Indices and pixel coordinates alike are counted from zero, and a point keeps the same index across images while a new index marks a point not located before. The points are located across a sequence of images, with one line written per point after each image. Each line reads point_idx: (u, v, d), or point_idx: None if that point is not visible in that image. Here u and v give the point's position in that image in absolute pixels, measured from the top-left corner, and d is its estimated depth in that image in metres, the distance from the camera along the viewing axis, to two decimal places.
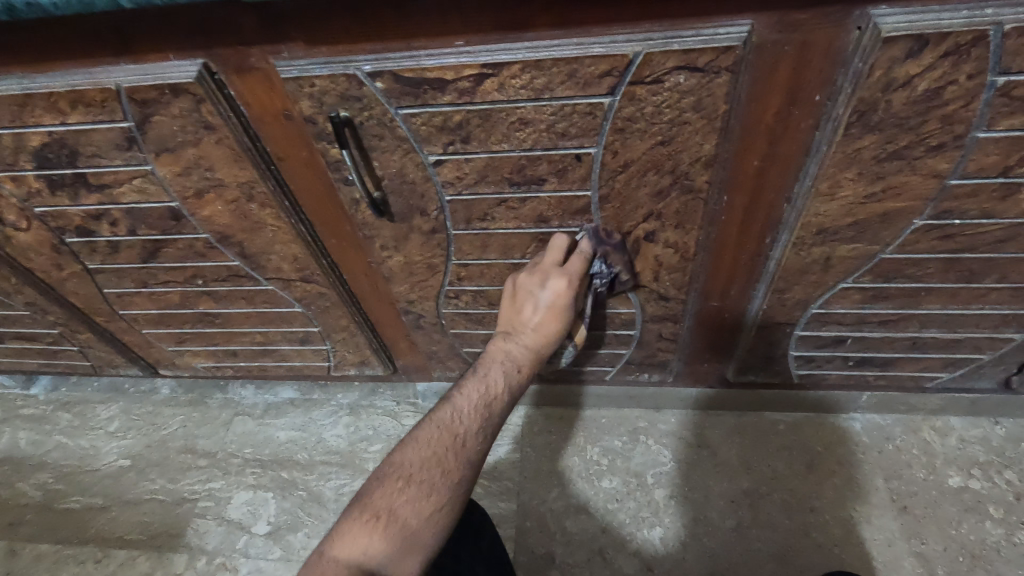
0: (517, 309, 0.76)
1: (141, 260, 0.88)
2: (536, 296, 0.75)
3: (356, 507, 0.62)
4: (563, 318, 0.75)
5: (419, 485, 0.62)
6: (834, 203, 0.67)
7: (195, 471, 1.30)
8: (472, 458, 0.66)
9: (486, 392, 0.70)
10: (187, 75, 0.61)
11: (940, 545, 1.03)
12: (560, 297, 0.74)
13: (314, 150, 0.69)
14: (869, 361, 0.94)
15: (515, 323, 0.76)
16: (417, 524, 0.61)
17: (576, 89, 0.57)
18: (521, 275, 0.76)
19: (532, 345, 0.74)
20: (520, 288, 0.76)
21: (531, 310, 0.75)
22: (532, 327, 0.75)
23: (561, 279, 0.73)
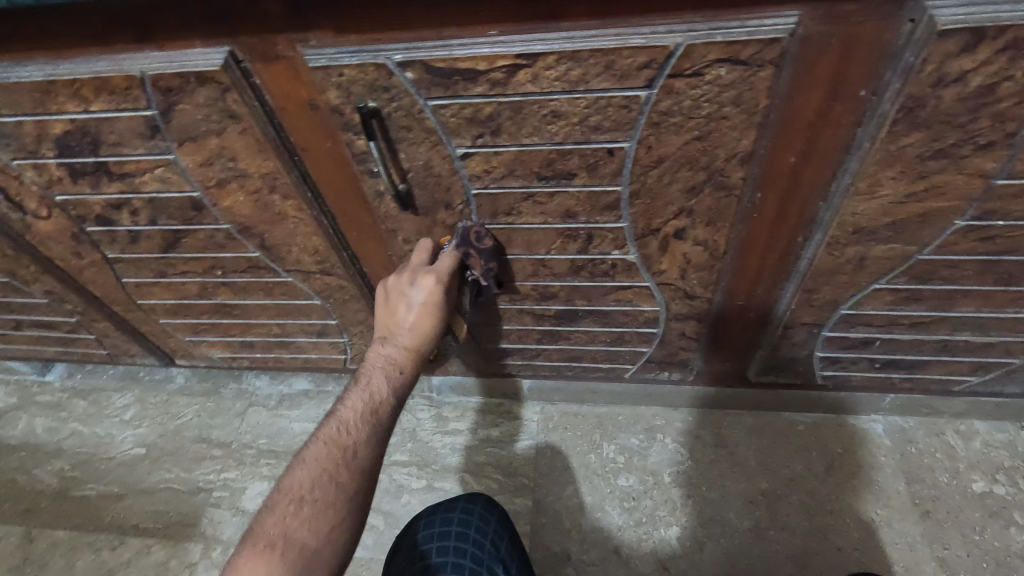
0: (389, 311, 0.77)
1: (160, 250, 0.87)
2: (407, 295, 0.76)
3: (247, 542, 0.60)
4: (439, 313, 0.76)
5: (309, 505, 0.62)
6: (872, 202, 0.65)
7: (209, 461, 1.30)
8: (362, 465, 0.66)
9: (371, 399, 0.71)
10: (213, 63, 0.60)
11: (962, 551, 1.01)
12: (432, 293, 0.75)
13: (339, 141, 0.67)
14: (896, 363, 0.93)
15: (390, 326, 0.76)
16: (315, 543, 0.60)
17: (612, 81, 0.55)
18: (392, 278, 0.78)
19: (412, 345, 0.76)
20: (392, 290, 0.77)
21: (404, 313, 0.76)
22: (406, 327, 0.76)
23: (430, 276, 0.74)
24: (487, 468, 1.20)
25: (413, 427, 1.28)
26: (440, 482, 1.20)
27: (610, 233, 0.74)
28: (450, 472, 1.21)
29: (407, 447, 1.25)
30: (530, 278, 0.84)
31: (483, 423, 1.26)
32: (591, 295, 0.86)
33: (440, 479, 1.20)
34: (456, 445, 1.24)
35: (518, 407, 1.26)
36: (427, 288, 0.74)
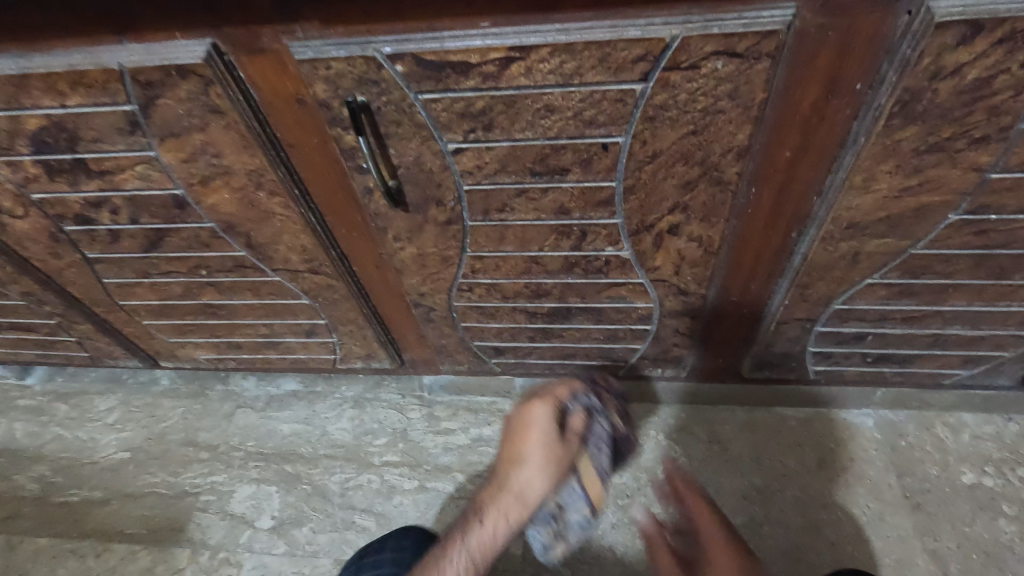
0: (519, 440, 0.91)
1: (143, 250, 0.85)
2: (528, 433, 0.90)
3: None
4: (552, 454, 0.87)
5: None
6: (867, 197, 0.64)
7: (196, 464, 1.27)
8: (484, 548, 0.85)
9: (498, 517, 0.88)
10: (194, 56, 0.58)
11: (953, 543, 1.02)
12: (544, 428, 0.89)
13: (327, 137, 0.66)
14: (888, 357, 0.93)
15: (514, 452, 0.91)
16: None
17: (607, 74, 0.54)
18: (522, 412, 0.93)
19: (531, 476, 0.87)
20: (517, 423, 0.93)
21: (530, 443, 0.89)
22: (526, 465, 0.88)
23: (543, 409, 0.90)
24: (481, 467, 1.19)
25: (405, 427, 1.26)
26: (433, 482, 1.19)
27: (604, 229, 0.73)
28: (443, 472, 1.20)
29: (399, 447, 1.24)
30: (523, 276, 0.83)
31: (476, 422, 1.25)
32: (584, 292, 0.85)
33: (433, 479, 1.19)
34: (448, 444, 1.23)
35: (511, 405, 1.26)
36: (552, 422, 0.89)
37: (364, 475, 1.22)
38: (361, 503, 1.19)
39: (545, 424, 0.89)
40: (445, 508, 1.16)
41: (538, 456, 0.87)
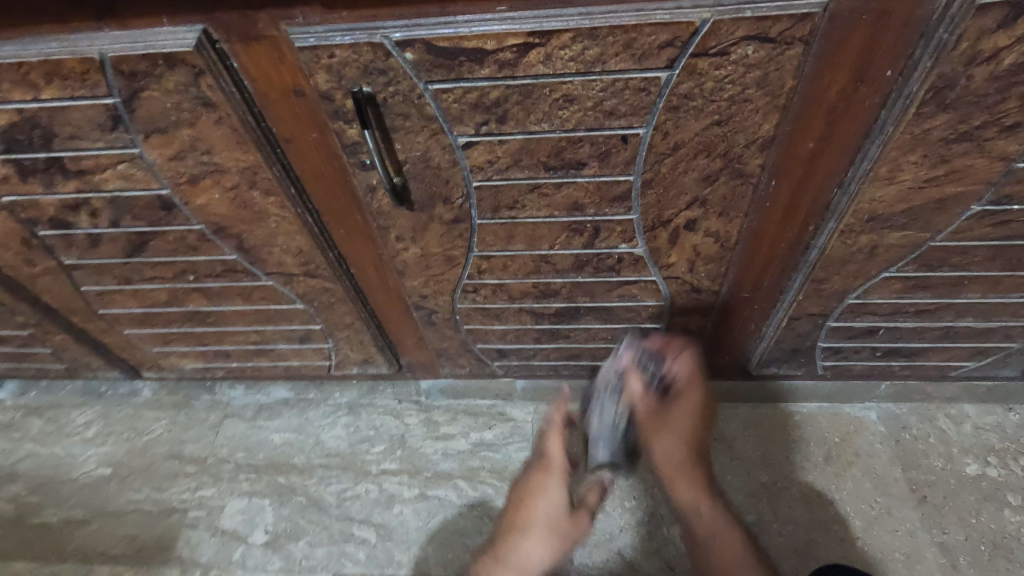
0: (526, 510, 1.03)
1: (125, 255, 0.80)
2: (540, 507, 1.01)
3: None
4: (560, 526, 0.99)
5: None
6: (891, 188, 0.63)
7: (183, 478, 1.22)
8: None
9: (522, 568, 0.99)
10: (184, 44, 0.53)
11: (960, 535, 1.02)
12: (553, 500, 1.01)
13: (327, 131, 0.61)
14: (897, 351, 0.92)
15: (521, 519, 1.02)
16: None
17: (631, 61, 0.51)
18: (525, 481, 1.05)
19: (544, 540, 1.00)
20: (521, 492, 1.04)
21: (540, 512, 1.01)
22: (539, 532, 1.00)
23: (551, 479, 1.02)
24: (483, 473, 1.16)
25: (402, 434, 1.22)
26: (434, 489, 1.16)
27: (619, 226, 0.70)
28: (444, 479, 1.16)
29: (397, 454, 1.20)
30: (531, 276, 0.79)
31: (476, 426, 1.21)
32: (594, 291, 0.82)
33: (433, 486, 1.16)
34: (448, 450, 1.19)
35: (512, 408, 1.22)
36: (557, 497, 1.02)
37: (361, 485, 1.17)
38: (359, 514, 1.14)
39: (555, 487, 1.02)
40: (447, 516, 1.13)
41: (541, 528, 1.00)
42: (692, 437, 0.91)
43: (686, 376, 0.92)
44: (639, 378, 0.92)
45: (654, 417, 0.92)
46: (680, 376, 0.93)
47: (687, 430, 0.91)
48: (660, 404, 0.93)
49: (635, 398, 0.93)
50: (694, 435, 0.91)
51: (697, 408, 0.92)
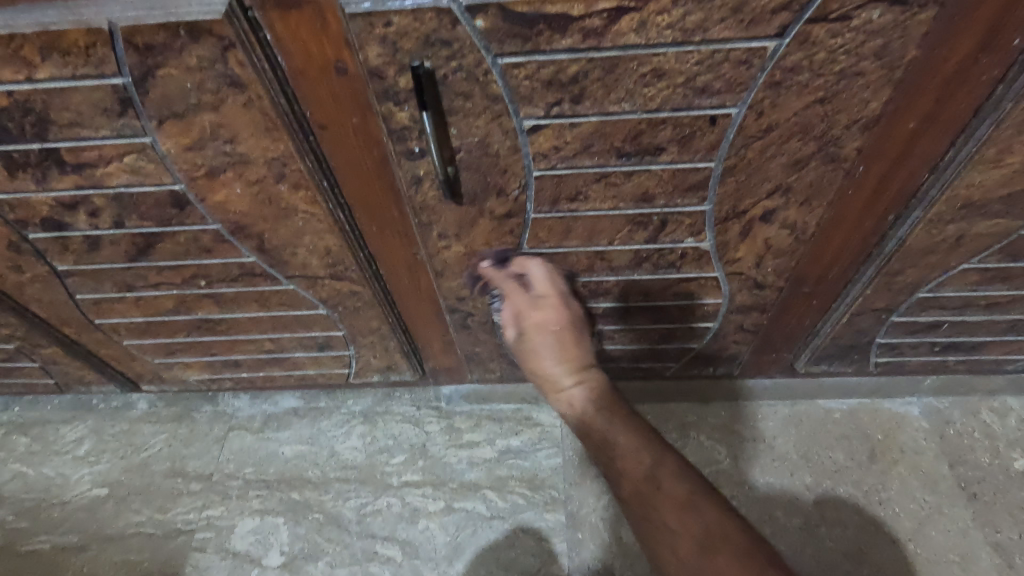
0: None
1: (127, 259, 0.71)
2: None
3: None
4: None
5: None
6: (995, 171, 0.57)
7: (187, 497, 1.13)
8: None
9: None
10: (211, 10, 0.45)
11: (1014, 533, 0.98)
12: None
13: (370, 115, 0.54)
14: (957, 345, 0.87)
15: None
16: None
17: (737, 29, 0.45)
18: None
19: None
20: None
21: None
22: None
23: None
24: (512, 482, 1.10)
25: (423, 443, 1.15)
26: (460, 502, 1.09)
27: (688, 218, 0.63)
28: (471, 490, 1.09)
29: (419, 465, 1.13)
30: (583, 274, 0.73)
31: (501, 432, 1.14)
32: (649, 289, 0.76)
33: (459, 498, 1.09)
34: (474, 459, 1.12)
35: (538, 412, 1.16)
36: None
37: (383, 499, 1.10)
38: (382, 530, 1.07)
39: None
40: (476, 530, 1.06)
41: None
42: (569, 364, 0.73)
43: (540, 327, 0.73)
44: (512, 334, 0.76)
45: (531, 362, 0.75)
46: (531, 328, 0.74)
47: (569, 366, 0.73)
48: (535, 360, 0.74)
49: (522, 358, 0.76)
50: (571, 363, 0.73)
51: (569, 340, 0.74)
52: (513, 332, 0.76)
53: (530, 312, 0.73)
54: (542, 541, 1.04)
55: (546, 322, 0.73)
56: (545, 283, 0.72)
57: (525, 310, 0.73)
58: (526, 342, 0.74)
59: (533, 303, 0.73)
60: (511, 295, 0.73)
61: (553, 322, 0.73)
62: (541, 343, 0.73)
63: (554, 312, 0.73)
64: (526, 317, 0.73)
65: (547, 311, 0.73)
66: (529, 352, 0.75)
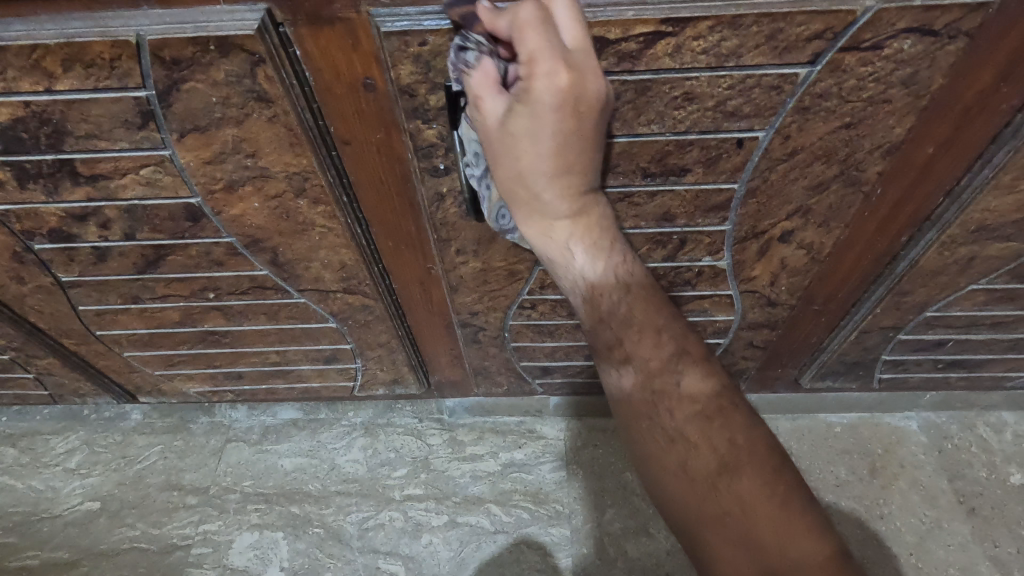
0: None
1: (135, 271, 0.70)
2: None
3: None
4: None
5: None
6: (1009, 197, 0.58)
7: (183, 511, 1.10)
8: None
9: None
10: (244, 26, 0.44)
11: (1012, 547, 0.99)
12: None
13: (396, 132, 0.53)
14: (960, 363, 0.89)
15: None
16: None
17: (770, 55, 0.46)
18: None
19: None
20: None
21: None
22: None
23: None
24: (516, 496, 1.09)
25: (426, 455, 1.14)
26: (464, 516, 1.08)
27: (707, 238, 0.64)
28: (474, 504, 1.08)
29: (421, 478, 1.12)
30: None
31: (504, 445, 1.14)
32: None
33: (463, 512, 1.08)
34: (477, 472, 1.11)
35: (542, 425, 1.15)
36: None
37: (385, 513, 1.09)
38: (384, 545, 1.06)
39: None
40: (480, 544, 1.05)
41: None
42: (568, 178, 0.48)
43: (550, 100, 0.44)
44: (490, 109, 0.45)
45: (506, 157, 0.47)
46: (539, 99, 0.43)
47: (565, 170, 0.48)
48: (513, 150, 0.47)
49: (495, 143, 0.47)
50: (568, 171, 0.47)
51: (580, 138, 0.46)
52: (492, 107, 0.45)
53: (545, 68, 0.42)
54: (547, 556, 1.04)
55: (562, 97, 0.43)
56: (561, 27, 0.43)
57: (535, 66, 0.42)
58: (512, 121, 0.45)
59: (552, 59, 0.42)
60: (523, 34, 0.42)
61: (577, 100, 0.44)
62: (539, 126, 0.45)
63: (575, 84, 0.43)
64: (535, 80, 0.43)
65: (578, 78, 0.43)
66: (514, 142, 0.46)
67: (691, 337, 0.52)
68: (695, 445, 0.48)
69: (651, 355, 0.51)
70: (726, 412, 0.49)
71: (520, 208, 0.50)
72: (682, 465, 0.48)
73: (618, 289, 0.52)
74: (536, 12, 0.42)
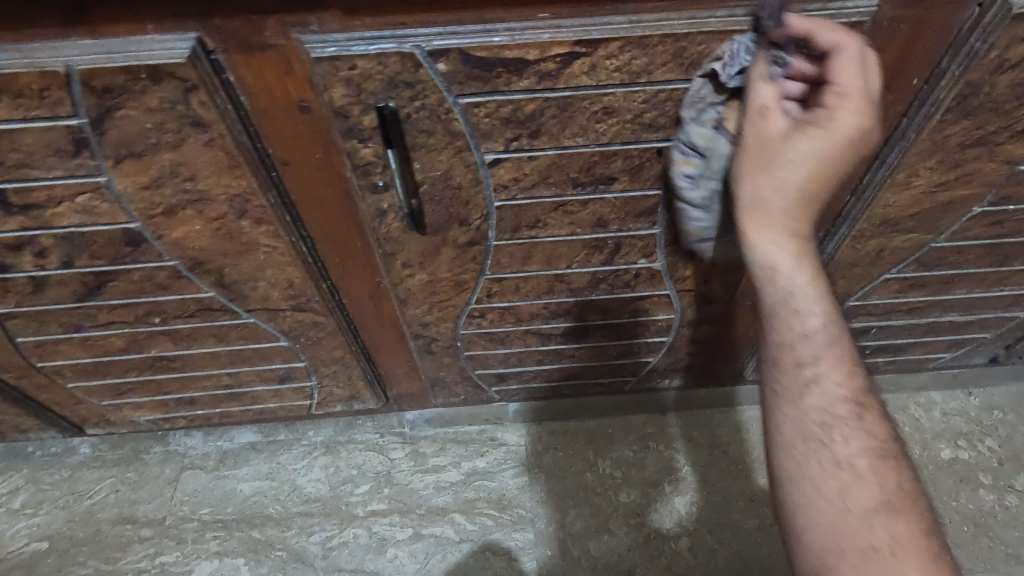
0: None
1: (76, 299, 0.69)
2: None
3: None
4: None
5: None
6: (905, 192, 0.64)
7: (139, 544, 1.07)
8: None
9: None
10: (175, 54, 0.46)
11: (945, 518, 1.06)
12: None
13: (335, 152, 0.55)
14: (885, 348, 0.95)
15: None
16: None
17: (677, 71, 0.50)
18: None
19: None
20: None
21: None
22: None
23: None
24: (479, 504, 1.10)
25: (388, 470, 1.14)
26: (428, 527, 1.08)
27: (640, 241, 0.67)
28: (439, 515, 1.09)
29: (384, 493, 1.12)
30: (543, 296, 0.76)
31: (467, 454, 1.15)
32: (606, 308, 0.79)
33: (428, 524, 1.08)
34: (440, 483, 1.12)
35: (503, 431, 1.17)
36: None
37: (348, 530, 1.08)
38: (349, 563, 1.06)
39: None
40: (446, 554, 1.06)
41: None
42: (811, 203, 0.49)
43: (845, 135, 0.46)
44: (778, 125, 0.48)
45: (766, 167, 0.48)
46: (836, 128, 0.46)
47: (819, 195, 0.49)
48: (779, 165, 0.48)
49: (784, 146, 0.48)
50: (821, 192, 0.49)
51: (837, 169, 0.47)
52: (780, 124, 0.48)
53: (852, 107, 0.45)
54: (513, 561, 1.05)
55: (845, 134, 0.45)
56: (855, 76, 0.45)
57: (844, 99, 0.45)
58: (791, 141, 0.47)
59: (846, 99, 0.45)
60: (843, 65, 0.45)
61: (851, 131, 0.45)
62: (819, 151, 0.46)
63: (855, 124, 0.45)
64: (847, 113, 0.45)
65: (870, 126, 0.46)
66: (789, 158, 0.47)
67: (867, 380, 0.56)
68: (863, 479, 0.50)
69: (841, 385, 0.53)
70: (894, 455, 0.53)
71: (751, 222, 0.51)
72: (849, 491, 0.50)
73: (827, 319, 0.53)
74: (857, 60, 0.44)
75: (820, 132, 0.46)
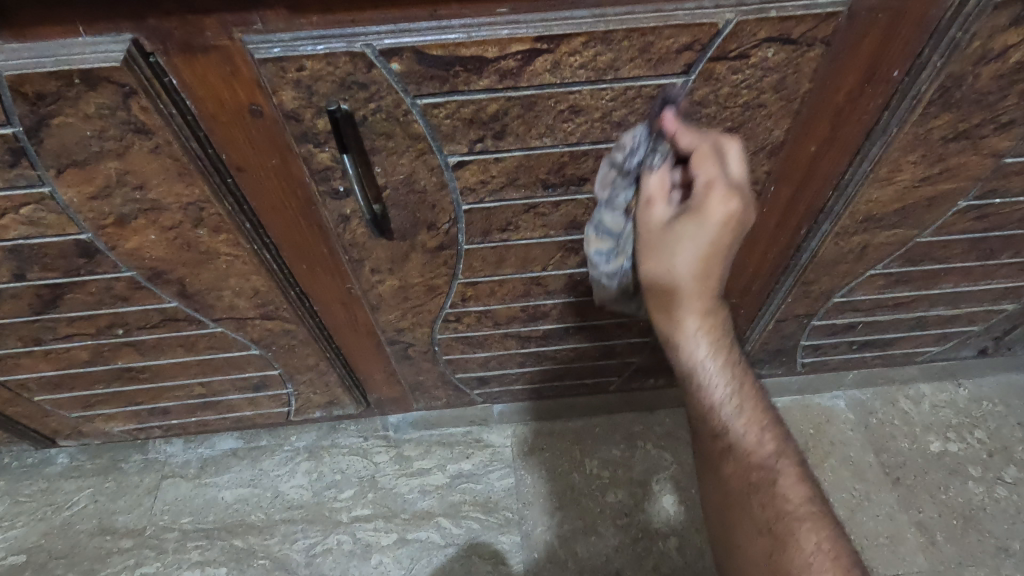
0: None
1: (32, 312, 0.66)
2: None
3: None
4: None
5: None
6: (888, 188, 0.62)
7: (118, 555, 1.05)
8: None
9: None
10: (108, 58, 0.43)
11: (934, 512, 1.05)
12: None
13: (291, 156, 0.52)
14: (872, 343, 0.94)
15: None
16: None
17: (646, 67, 0.47)
18: None
19: None
20: None
21: None
22: None
23: None
24: (465, 507, 1.08)
25: (373, 474, 1.12)
26: (414, 532, 1.07)
27: None
28: (424, 519, 1.08)
29: (368, 498, 1.10)
30: (520, 299, 0.74)
31: (452, 456, 1.13)
32: (586, 309, 0.77)
33: (413, 528, 1.07)
34: (425, 486, 1.10)
35: (488, 433, 1.15)
36: None
37: (332, 537, 1.07)
38: (333, 570, 1.04)
39: None
40: (431, 559, 1.04)
41: None
42: (706, 284, 0.48)
43: (720, 221, 0.46)
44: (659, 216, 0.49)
45: (654, 256, 0.49)
46: (710, 219, 0.46)
47: (713, 277, 0.48)
48: (665, 255, 0.48)
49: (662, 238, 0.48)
50: (714, 275, 0.48)
51: (724, 250, 0.47)
52: (660, 214, 0.49)
53: (721, 193, 0.46)
54: (500, 564, 1.04)
55: (719, 220, 0.46)
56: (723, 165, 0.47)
57: (710, 188, 0.46)
58: (671, 229, 0.47)
59: (712, 189, 0.46)
60: (701, 161, 0.47)
61: (722, 219, 0.46)
62: (700, 238, 0.46)
63: (725, 210, 0.46)
64: (711, 201, 0.46)
65: (743, 206, 0.46)
66: (671, 247, 0.47)
67: (791, 445, 0.54)
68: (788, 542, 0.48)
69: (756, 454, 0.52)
70: (820, 517, 0.50)
71: (654, 300, 0.51)
72: (769, 558, 0.48)
73: (735, 391, 0.52)
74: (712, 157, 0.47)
75: (696, 221, 0.46)
